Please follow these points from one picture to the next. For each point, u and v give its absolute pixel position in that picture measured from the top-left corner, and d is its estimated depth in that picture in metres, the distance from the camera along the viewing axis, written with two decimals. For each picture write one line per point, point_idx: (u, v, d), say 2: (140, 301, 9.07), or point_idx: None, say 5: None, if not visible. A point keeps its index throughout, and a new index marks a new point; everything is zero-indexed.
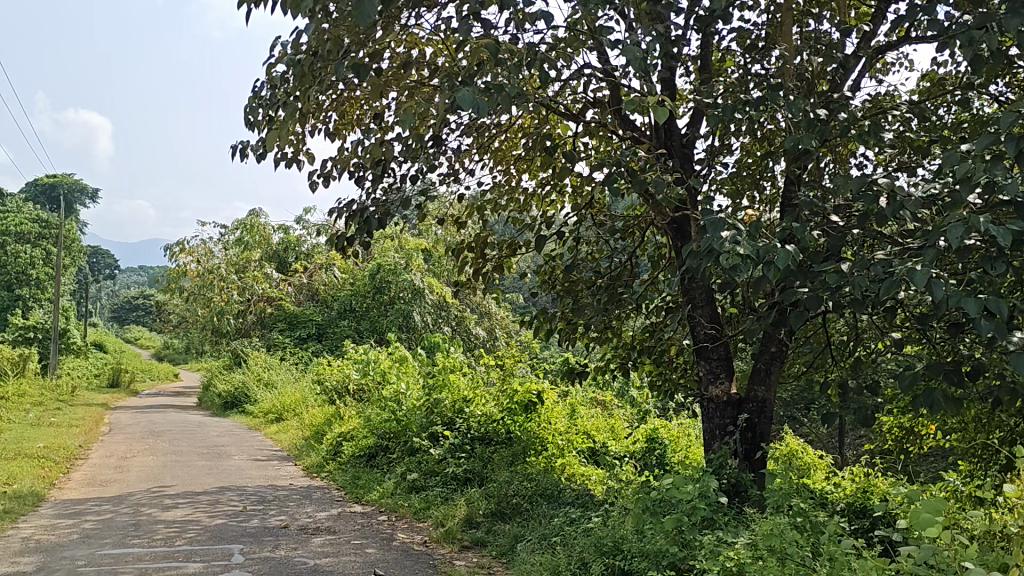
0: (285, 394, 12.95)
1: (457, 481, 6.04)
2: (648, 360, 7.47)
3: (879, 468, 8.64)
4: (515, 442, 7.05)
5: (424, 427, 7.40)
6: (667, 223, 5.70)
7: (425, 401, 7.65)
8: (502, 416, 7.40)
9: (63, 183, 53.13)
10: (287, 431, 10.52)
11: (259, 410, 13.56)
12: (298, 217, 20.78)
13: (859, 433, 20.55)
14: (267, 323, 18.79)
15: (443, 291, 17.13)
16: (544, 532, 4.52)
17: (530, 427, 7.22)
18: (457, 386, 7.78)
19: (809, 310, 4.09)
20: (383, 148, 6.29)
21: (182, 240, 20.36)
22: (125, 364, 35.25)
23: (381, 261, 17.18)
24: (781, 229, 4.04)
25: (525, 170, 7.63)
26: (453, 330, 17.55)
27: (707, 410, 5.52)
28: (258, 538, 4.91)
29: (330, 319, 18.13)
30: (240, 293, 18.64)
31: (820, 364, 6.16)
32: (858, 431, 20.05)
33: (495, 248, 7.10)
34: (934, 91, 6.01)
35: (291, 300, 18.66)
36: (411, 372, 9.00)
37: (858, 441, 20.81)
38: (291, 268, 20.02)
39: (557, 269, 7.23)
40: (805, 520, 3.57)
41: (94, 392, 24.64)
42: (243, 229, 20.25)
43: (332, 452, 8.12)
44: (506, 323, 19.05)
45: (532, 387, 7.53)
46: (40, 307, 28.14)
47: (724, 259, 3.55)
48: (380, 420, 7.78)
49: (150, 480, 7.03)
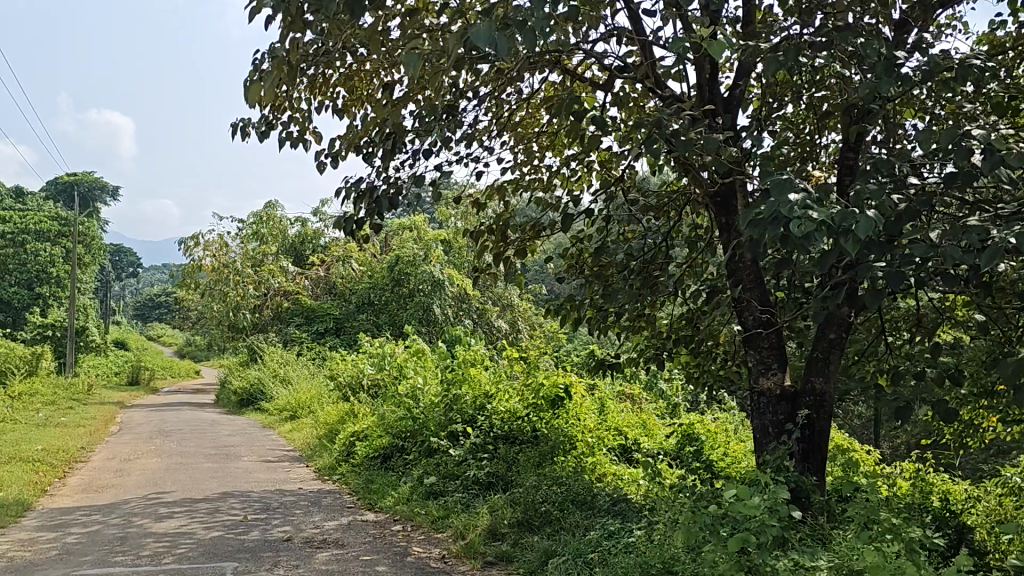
0: (301, 391, 12.47)
1: (479, 486, 5.49)
2: (685, 350, 6.89)
3: (934, 464, 8.03)
4: (542, 441, 6.50)
5: (442, 425, 6.86)
6: (710, 196, 5.08)
7: (443, 397, 7.10)
8: (526, 412, 6.85)
9: (83, 182, 53.18)
10: (301, 430, 10.03)
11: (274, 407, 13.10)
12: (315, 210, 20.29)
13: (895, 424, 19.89)
14: (284, 319, 18.35)
15: (464, 283, 16.60)
16: (578, 547, 3.96)
17: (558, 425, 6.68)
18: (477, 381, 7.23)
19: (889, 288, 3.51)
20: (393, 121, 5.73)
21: (197, 234, 19.95)
22: (146, 361, 35.05)
23: (399, 253, 16.66)
24: (854, 193, 3.45)
25: (548, 148, 7.08)
26: (475, 323, 17.04)
27: (758, 406, 4.94)
28: (257, 552, 4.38)
29: (348, 313, 17.64)
30: (256, 287, 18.19)
31: (879, 353, 5.58)
32: (893, 422, 19.41)
33: (517, 230, 6.53)
34: (1005, 46, 5.39)
35: (308, 294, 18.23)
36: (429, 366, 8.47)
37: (894, 432, 20.15)
38: (309, 261, 19.56)
39: (585, 253, 6.66)
40: (896, 539, 3.00)
41: (113, 390, 24.35)
42: (259, 221, 19.74)
43: (345, 453, 7.60)
44: (529, 315, 18.53)
45: (560, 380, 6.99)
46: (59, 306, 27.84)
47: (796, 226, 2.98)
48: (396, 418, 7.27)
49: (149, 485, 6.53)
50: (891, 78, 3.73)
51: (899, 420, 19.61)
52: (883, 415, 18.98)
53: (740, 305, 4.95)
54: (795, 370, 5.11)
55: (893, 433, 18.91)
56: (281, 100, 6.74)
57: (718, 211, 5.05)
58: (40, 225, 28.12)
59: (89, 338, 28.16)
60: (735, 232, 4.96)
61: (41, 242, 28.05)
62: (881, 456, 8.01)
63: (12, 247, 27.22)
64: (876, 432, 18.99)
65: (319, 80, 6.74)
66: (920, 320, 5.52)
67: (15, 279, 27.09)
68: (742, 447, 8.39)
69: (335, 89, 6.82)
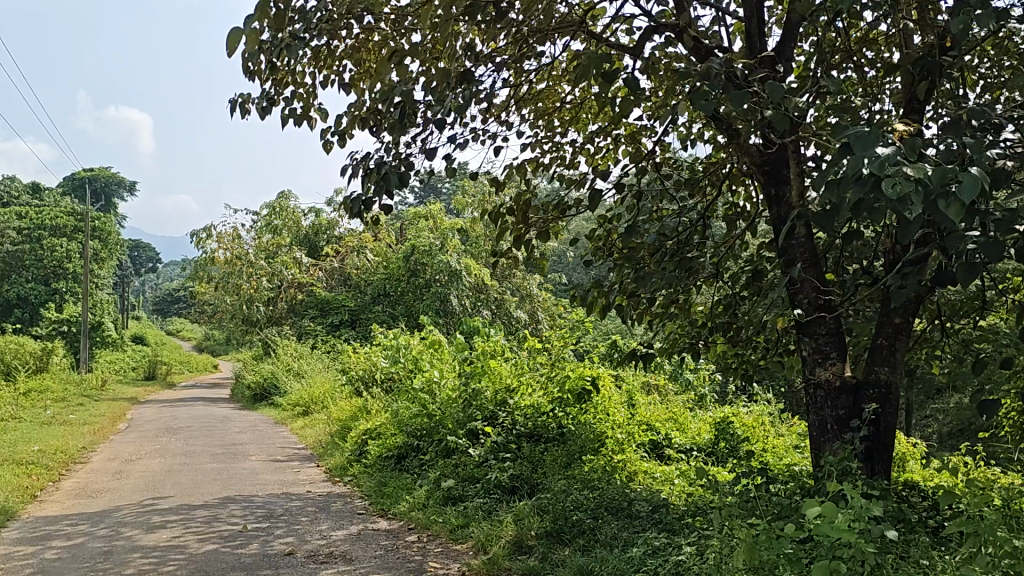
0: (314, 384, 12.01)
1: (502, 490, 4.98)
2: (723, 339, 6.36)
3: (988, 458, 7.50)
4: (570, 439, 6.00)
5: (460, 423, 6.36)
6: (759, 162, 4.52)
7: (461, 392, 6.60)
8: (551, 408, 6.36)
9: (101, 176, 53.09)
10: (314, 426, 9.57)
11: (287, 402, 12.65)
12: (329, 200, 19.78)
13: (927, 414, 19.28)
14: (298, 311, 17.91)
15: (481, 273, 16.09)
16: (619, 566, 3.45)
17: (586, 422, 6.18)
18: (497, 374, 6.73)
19: (985, 261, 3.01)
20: (402, 91, 5.20)
21: (209, 226, 19.50)
22: (164, 356, 34.81)
23: (415, 243, 16.13)
24: (943, 151, 2.93)
25: (571, 123, 6.55)
26: (493, 314, 16.58)
27: (815, 400, 4.44)
28: (254, 570, 3.89)
29: (363, 304, 17.06)
30: (270, 280, 17.74)
31: (943, 340, 5.07)
32: (926, 411, 18.81)
33: (540, 210, 6.00)
34: None
35: (322, 286, 17.64)
36: (446, 358, 7.99)
37: (926, 421, 19.53)
38: (322, 252, 19.08)
39: (614, 234, 6.12)
40: None
41: (128, 386, 24.04)
42: (272, 212, 19.25)
43: (357, 454, 7.12)
44: (548, 305, 18.03)
45: (587, 371, 6.49)
46: (74, 301, 27.51)
47: (889, 186, 2.46)
48: (410, 415, 6.78)
49: (146, 491, 6.06)
50: (972, 23, 3.24)
51: (931, 409, 19.01)
52: (916, 405, 18.37)
53: (793, 290, 4.45)
54: (854, 360, 4.60)
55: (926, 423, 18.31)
56: (283, 73, 6.23)
57: (765, 183, 4.52)
58: (56, 220, 27.81)
59: (104, 333, 27.85)
60: (787, 205, 4.43)
61: (57, 237, 27.71)
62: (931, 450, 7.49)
63: (27, 243, 26.90)
64: (908, 422, 18.39)
65: (322, 51, 6.22)
66: (988, 302, 4.98)
67: (31, 275, 26.80)
68: (780, 443, 7.87)
69: (341, 61, 6.30)
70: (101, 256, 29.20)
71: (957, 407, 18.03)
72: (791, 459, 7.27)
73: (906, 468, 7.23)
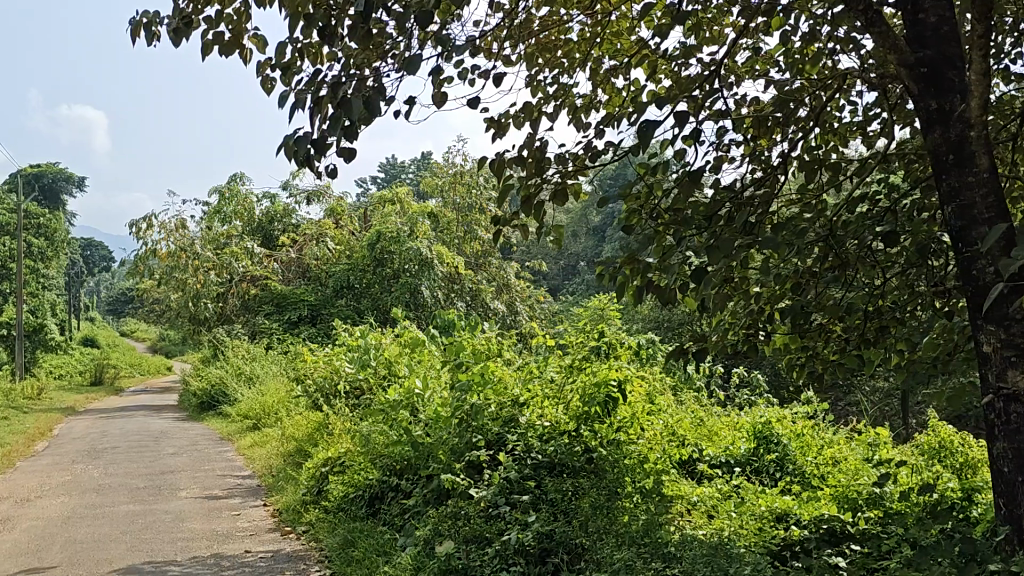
0: (267, 392, 10.40)
1: (527, 559, 3.81)
2: (790, 327, 4.89)
3: None
4: (606, 472, 4.56)
5: (456, 451, 4.91)
6: (915, 59, 3.00)
7: (453, 410, 5.09)
8: (575, 428, 4.94)
9: (48, 171, 50.79)
10: (265, 445, 7.99)
11: (237, 412, 11.01)
12: (284, 185, 18.05)
13: (919, 402, 18.23)
14: (251, 308, 16.21)
15: (455, 262, 14.60)
16: None
17: (623, 445, 4.75)
18: (502, 384, 5.25)
19: None
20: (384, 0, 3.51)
21: (150, 215, 17.64)
22: (113, 359, 32.87)
23: (381, 229, 14.37)
24: None
25: (583, 57, 5.04)
26: (468, 305, 15.12)
27: (1003, 422, 2.95)
28: None
29: (325, 299, 15.10)
30: (219, 273, 16.00)
31: None
32: (912, 400, 17.23)
33: (554, 161, 4.43)
34: None
35: (278, 279, 15.88)
36: (428, 362, 6.47)
37: (917, 410, 18.27)
38: (277, 242, 17.33)
39: (651, 195, 4.59)
40: None
41: (69, 393, 22.12)
42: (221, 199, 17.46)
43: (315, 494, 5.56)
44: (526, 295, 16.70)
45: (613, 374, 4.98)
46: (13, 301, 25.43)
47: None
48: (382, 445, 5.36)
49: (26, 558, 4.45)
50: None
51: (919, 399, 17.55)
52: (905, 393, 16.93)
53: (963, 256, 2.95)
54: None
55: (915, 414, 16.80)
56: None
57: (920, 95, 3.02)
58: None
59: (47, 337, 25.86)
60: (960, 122, 2.92)
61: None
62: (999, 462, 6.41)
63: None
64: (900, 412, 16.94)
65: None
66: None
67: None
68: (843, 456, 6.42)
69: None
70: (47, 254, 27.04)
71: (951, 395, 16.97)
72: (863, 479, 5.87)
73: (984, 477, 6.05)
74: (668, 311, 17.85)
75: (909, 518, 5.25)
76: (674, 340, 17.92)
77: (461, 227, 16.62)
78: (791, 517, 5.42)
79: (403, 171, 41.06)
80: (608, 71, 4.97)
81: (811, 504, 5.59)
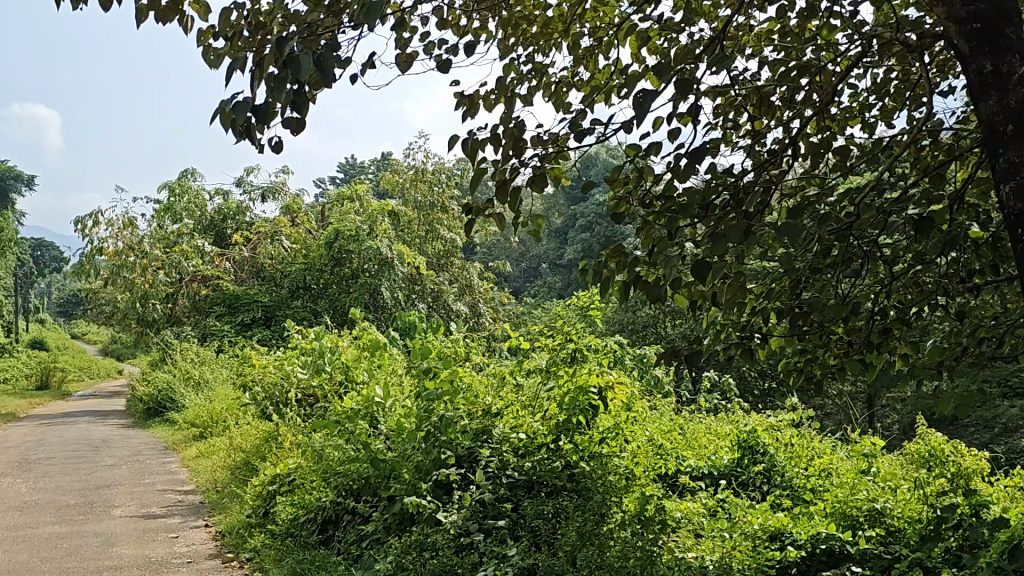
0: (216, 398, 9.81)
1: None
2: (788, 329, 4.43)
3: None
4: (590, 492, 4.23)
5: (421, 470, 4.52)
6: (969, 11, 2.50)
7: (419, 422, 4.69)
8: (553, 440, 4.60)
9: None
10: (211, 456, 7.42)
11: (184, 419, 10.41)
12: (238, 181, 17.39)
13: (884, 406, 18.05)
14: (202, 309, 15.53)
15: (416, 261, 14.07)
16: None
17: (607, 459, 4.42)
18: (473, 393, 4.85)
19: None
20: None
21: (96, 212, 16.89)
22: (60, 362, 31.85)
23: (339, 227, 13.79)
24: None
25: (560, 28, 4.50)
26: (429, 307, 14.59)
27: None
28: None
29: (279, 299, 14.49)
30: (168, 273, 15.31)
31: None
32: (879, 402, 17.02)
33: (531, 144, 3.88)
34: None
35: (231, 278, 15.19)
36: (389, 367, 5.97)
37: (883, 411, 18.09)
38: (229, 241, 16.67)
39: (639, 181, 4.08)
40: None
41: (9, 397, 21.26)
42: (171, 195, 16.75)
43: (261, 517, 5.09)
44: (489, 297, 16.24)
45: (590, 380, 4.61)
46: None
47: None
48: (337, 460, 4.88)
49: None
50: None
51: (886, 400, 17.36)
52: (873, 395, 16.70)
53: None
54: None
55: (883, 415, 16.59)
56: None
57: (973, 54, 2.50)
58: None
59: None
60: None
61: None
62: (994, 472, 6.06)
63: None
64: (866, 413, 16.72)
65: None
66: None
67: None
68: (834, 468, 6.00)
69: None
70: None
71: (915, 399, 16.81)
72: (859, 492, 5.49)
73: (984, 489, 5.68)
74: (633, 313, 17.50)
75: (912, 542, 4.94)
76: (639, 341, 17.55)
77: (423, 227, 16.11)
78: (784, 535, 5.00)
79: (362, 171, 40.47)
80: (589, 44, 4.44)
81: (804, 522, 5.15)
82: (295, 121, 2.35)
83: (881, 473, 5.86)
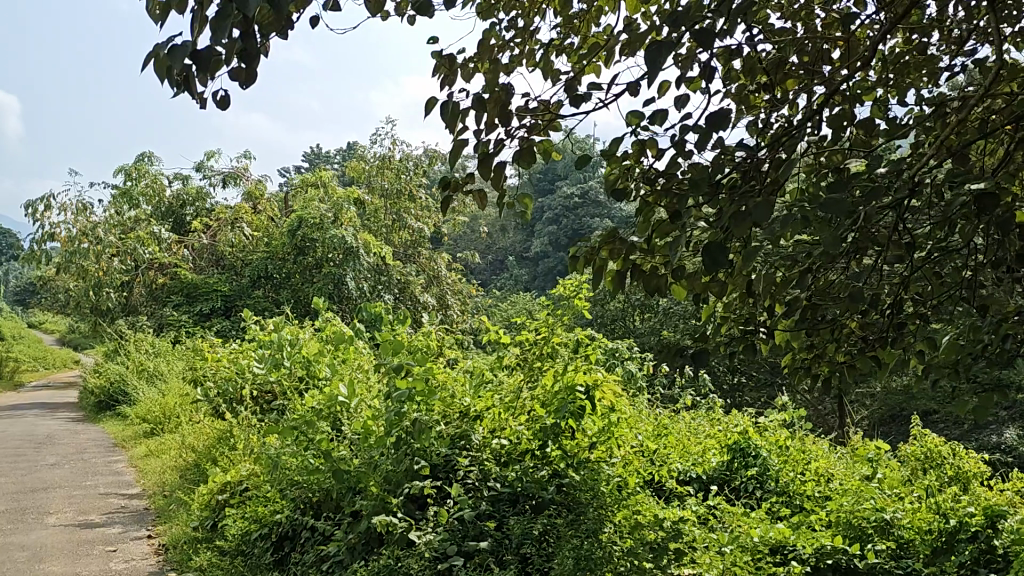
0: (170, 392, 9.26)
1: None
2: (798, 323, 3.92)
3: None
4: (582, 506, 3.91)
5: (391, 482, 4.06)
6: None
7: (389, 427, 4.20)
8: (537, 447, 4.25)
9: None
10: (161, 456, 6.89)
11: (136, 414, 9.83)
12: (199, 166, 16.75)
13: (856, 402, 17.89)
14: (158, 298, 14.88)
15: (382, 251, 13.54)
16: None
17: (597, 467, 4.12)
18: (448, 395, 4.40)
19: None
20: None
21: (49, 195, 16.18)
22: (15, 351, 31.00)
23: (302, 214, 13.22)
24: None
25: None
26: (396, 298, 14.07)
27: None
28: None
29: (239, 289, 13.88)
30: (122, 260, 14.64)
31: None
32: (852, 397, 16.82)
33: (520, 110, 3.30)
34: None
35: (188, 267, 14.56)
36: (353, 363, 5.47)
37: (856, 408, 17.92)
38: (188, 227, 16.04)
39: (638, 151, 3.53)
40: None
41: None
42: (128, 179, 16.07)
43: (209, 530, 4.62)
44: (458, 289, 15.77)
45: (578, 379, 4.23)
46: None
47: None
48: (296, 468, 4.42)
49: None
50: None
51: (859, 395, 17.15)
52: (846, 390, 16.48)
53: None
54: None
55: (856, 410, 16.37)
56: None
57: None
58: None
59: None
60: None
61: None
62: (1001, 478, 5.66)
63: None
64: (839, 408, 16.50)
65: None
66: None
67: None
68: (835, 473, 5.61)
69: None
70: None
71: (889, 395, 16.63)
72: (860, 500, 5.10)
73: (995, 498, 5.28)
74: (606, 307, 17.11)
75: (923, 558, 4.53)
76: (611, 336, 17.18)
77: (389, 216, 15.58)
78: (785, 548, 4.58)
79: (329, 160, 39.90)
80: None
81: (805, 533, 4.73)
82: (244, 68, 1.83)
83: (887, 480, 5.46)
